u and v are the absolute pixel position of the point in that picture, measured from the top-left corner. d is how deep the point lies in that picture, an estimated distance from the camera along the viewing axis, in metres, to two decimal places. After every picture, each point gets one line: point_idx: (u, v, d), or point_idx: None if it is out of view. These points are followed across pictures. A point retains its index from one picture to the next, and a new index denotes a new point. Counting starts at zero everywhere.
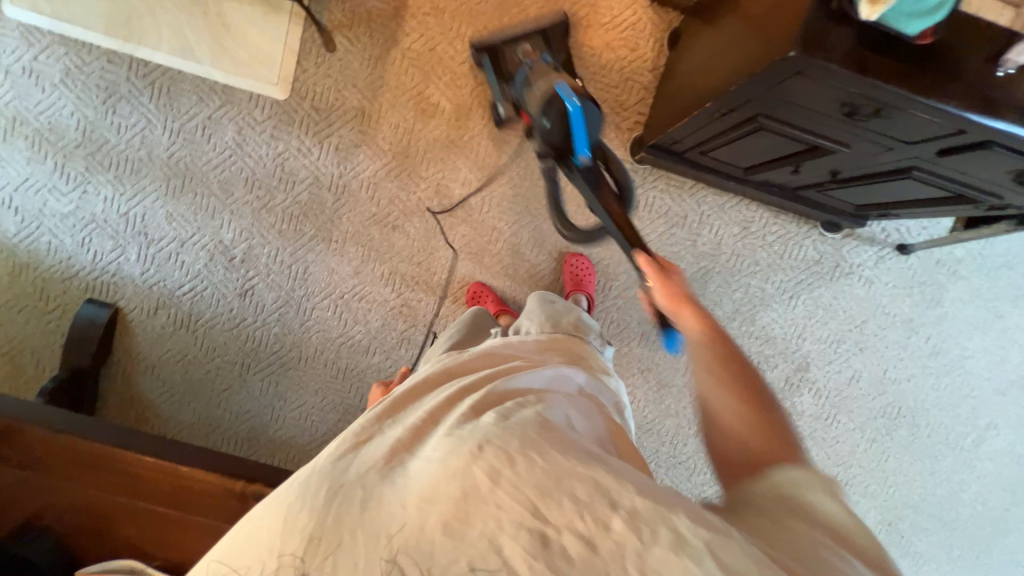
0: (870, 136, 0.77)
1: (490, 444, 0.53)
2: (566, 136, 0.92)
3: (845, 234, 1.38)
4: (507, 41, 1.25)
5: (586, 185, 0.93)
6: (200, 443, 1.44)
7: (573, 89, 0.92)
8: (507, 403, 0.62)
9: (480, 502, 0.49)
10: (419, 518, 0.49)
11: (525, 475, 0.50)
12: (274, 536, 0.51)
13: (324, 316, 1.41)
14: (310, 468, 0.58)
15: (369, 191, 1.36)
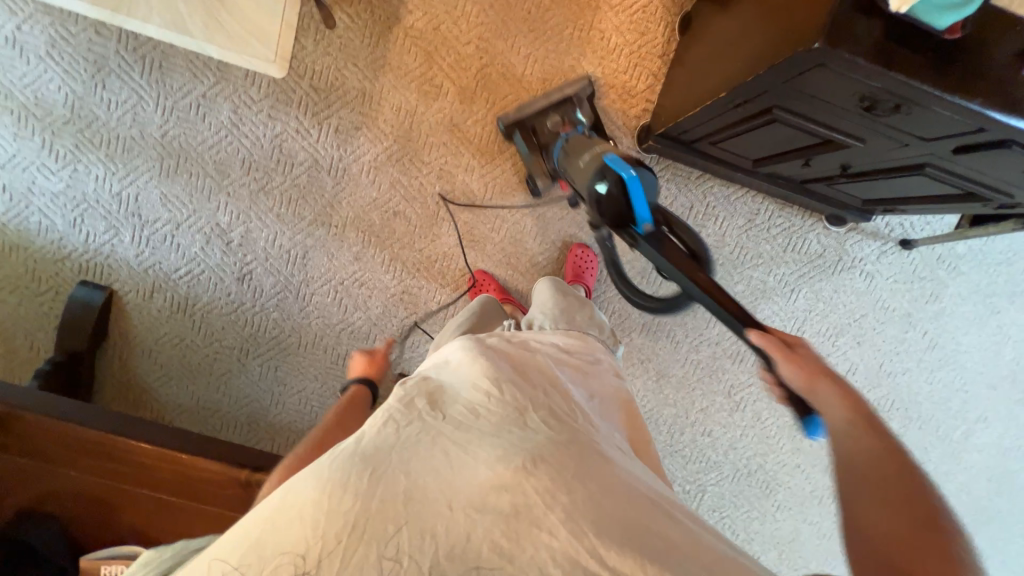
0: (886, 131, 0.76)
1: (547, 462, 0.61)
2: (625, 205, 0.84)
3: (849, 228, 1.38)
4: (535, 112, 1.28)
5: (654, 252, 0.83)
6: (199, 426, 1.44)
7: (625, 159, 0.86)
8: (548, 418, 0.70)
9: (534, 524, 0.56)
10: (469, 526, 0.55)
11: (577, 504, 0.58)
12: (318, 512, 0.54)
13: (323, 302, 1.39)
14: (353, 446, 0.62)
15: (370, 176, 1.33)
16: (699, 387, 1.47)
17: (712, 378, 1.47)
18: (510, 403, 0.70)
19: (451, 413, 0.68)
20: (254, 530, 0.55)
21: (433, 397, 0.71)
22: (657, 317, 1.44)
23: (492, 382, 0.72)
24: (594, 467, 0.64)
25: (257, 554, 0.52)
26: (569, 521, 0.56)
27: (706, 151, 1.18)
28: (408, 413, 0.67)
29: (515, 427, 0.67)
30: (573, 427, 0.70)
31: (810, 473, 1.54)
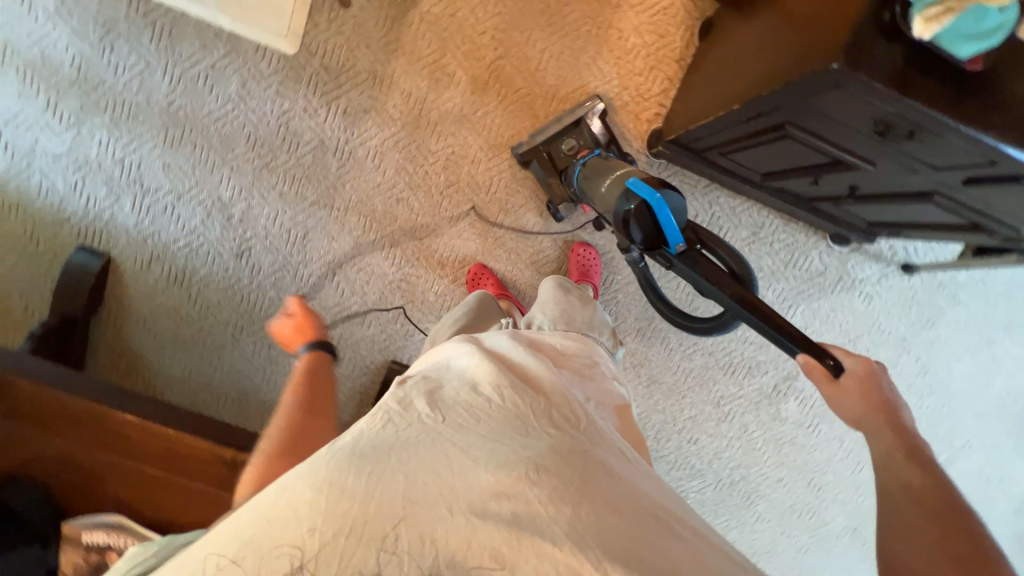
0: (897, 157, 0.75)
1: (548, 472, 0.62)
2: (655, 228, 0.84)
3: (852, 248, 1.37)
4: (549, 135, 1.28)
5: (690, 272, 0.80)
6: (190, 399, 1.45)
7: (649, 181, 0.85)
8: (551, 423, 0.70)
9: (535, 533, 0.57)
10: (470, 531, 0.56)
11: (579, 517, 0.59)
12: (316, 510, 0.54)
13: (321, 284, 1.39)
14: (352, 445, 0.62)
15: (376, 161, 1.32)
16: (689, 396, 1.48)
17: (702, 388, 1.48)
18: (511, 408, 0.70)
19: (451, 414, 0.68)
20: (247, 524, 0.55)
21: (433, 396, 0.70)
22: (652, 323, 1.44)
23: (494, 385, 0.72)
24: (597, 479, 0.64)
25: (253, 550, 0.52)
26: (570, 535, 0.57)
27: (714, 163, 1.17)
28: (407, 413, 0.67)
29: (517, 433, 0.67)
30: (576, 435, 0.70)
31: (792, 488, 1.55)
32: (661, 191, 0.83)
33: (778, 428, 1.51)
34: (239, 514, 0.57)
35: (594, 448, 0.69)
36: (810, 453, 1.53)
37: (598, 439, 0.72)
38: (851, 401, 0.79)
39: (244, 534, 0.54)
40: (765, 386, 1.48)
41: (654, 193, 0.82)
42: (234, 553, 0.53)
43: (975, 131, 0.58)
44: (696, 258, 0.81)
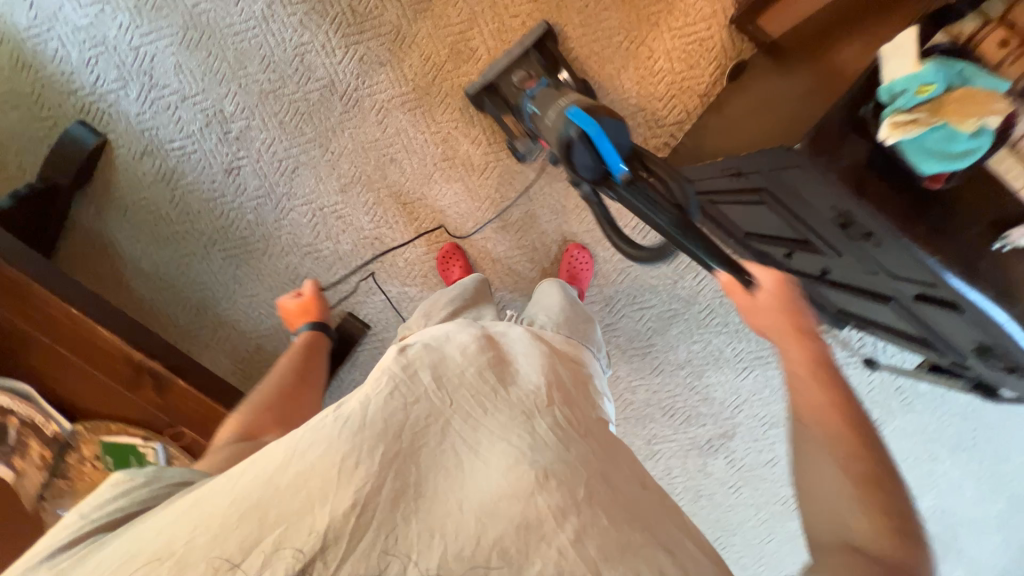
0: (859, 252, 0.72)
1: (557, 477, 0.61)
2: (597, 159, 0.74)
3: (821, 328, 1.34)
4: (501, 70, 1.21)
5: (638, 202, 0.72)
6: (149, 295, 1.48)
7: (586, 111, 0.76)
8: (559, 422, 0.69)
9: (543, 541, 0.56)
10: (478, 528, 0.56)
11: (588, 525, 0.57)
12: (327, 491, 0.55)
13: (299, 221, 1.41)
14: (360, 419, 0.62)
15: (379, 115, 1.32)
16: (623, 426, 1.49)
17: (638, 423, 1.49)
18: (515, 402, 0.70)
19: (460, 400, 0.68)
20: (251, 494, 0.55)
21: (439, 372, 0.70)
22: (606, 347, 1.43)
23: (498, 377, 0.72)
24: (599, 488, 0.62)
25: (259, 521, 0.53)
26: (577, 548, 0.56)
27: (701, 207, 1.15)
28: (415, 388, 0.67)
29: (523, 429, 0.66)
30: (581, 440, 0.68)
31: None
32: (598, 119, 0.74)
33: (701, 479, 1.53)
34: (248, 471, 0.57)
35: (603, 458, 0.68)
36: (724, 512, 1.54)
37: (604, 451, 0.69)
38: (769, 307, 0.72)
39: (252, 498, 0.54)
40: (698, 437, 1.48)
41: (592, 120, 0.73)
42: (236, 524, 0.52)
43: (917, 251, 0.56)
44: (642, 189, 0.72)
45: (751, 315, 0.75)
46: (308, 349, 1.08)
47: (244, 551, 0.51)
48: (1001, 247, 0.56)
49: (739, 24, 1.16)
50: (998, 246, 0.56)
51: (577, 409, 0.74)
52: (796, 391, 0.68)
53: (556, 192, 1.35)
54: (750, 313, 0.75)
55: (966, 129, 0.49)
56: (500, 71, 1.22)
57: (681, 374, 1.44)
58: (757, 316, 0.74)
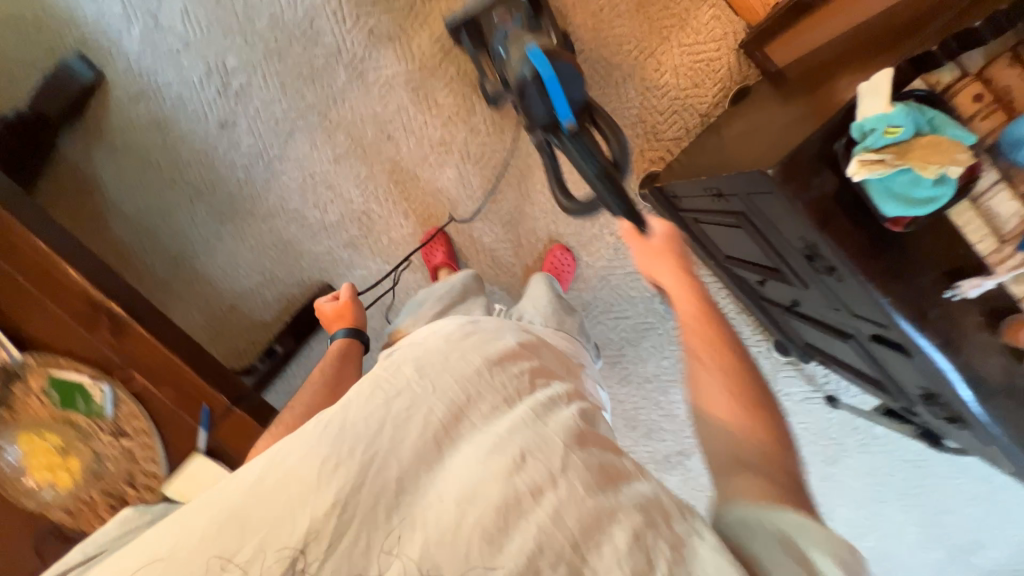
0: (823, 285, 0.74)
1: (535, 455, 0.57)
2: (548, 106, 0.87)
3: (789, 360, 1.36)
4: (483, 6, 1.10)
5: (577, 151, 0.88)
6: (128, 240, 1.46)
7: (545, 53, 0.86)
8: (539, 400, 0.65)
9: (522, 517, 0.53)
10: (458, 514, 0.52)
11: (568, 500, 0.54)
12: (306, 495, 0.52)
13: (288, 185, 1.40)
14: (341, 419, 0.58)
15: (382, 90, 1.32)
16: None
17: None
18: (498, 383, 0.65)
19: (440, 385, 0.62)
20: (233, 502, 0.52)
21: (421, 360, 0.65)
22: None
23: (483, 358, 0.67)
24: (577, 460, 0.58)
25: (241, 528, 0.51)
26: (554, 523, 0.53)
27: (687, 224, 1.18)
28: (395, 379, 0.62)
29: (502, 413, 0.62)
30: (561, 415, 0.64)
31: None
32: (552, 65, 0.85)
33: None
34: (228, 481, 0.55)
35: (588, 435, 0.63)
36: None
37: (591, 434, 0.63)
38: (654, 249, 0.78)
39: (229, 508, 0.52)
40: (657, 451, 1.50)
41: (546, 65, 0.83)
42: (220, 531, 0.51)
43: (871, 289, 0.57)
44: (580, 138, 0.88)
45: (640, 256, 0.80)
46: (339, 357, 0.96)
47: (232, 554, 0.50)
48: (951, 297, 0.57)
49: (747, 49, 1.17)
50: (948, 295, 0.57)
51: (563, 396, 0.68)
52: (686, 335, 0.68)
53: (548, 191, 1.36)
54: (642, 254, 0.80)
55: (928, 176, 0.50)
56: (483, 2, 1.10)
57: (648, 387, 1.46)
58: (646, 259, 0.79)
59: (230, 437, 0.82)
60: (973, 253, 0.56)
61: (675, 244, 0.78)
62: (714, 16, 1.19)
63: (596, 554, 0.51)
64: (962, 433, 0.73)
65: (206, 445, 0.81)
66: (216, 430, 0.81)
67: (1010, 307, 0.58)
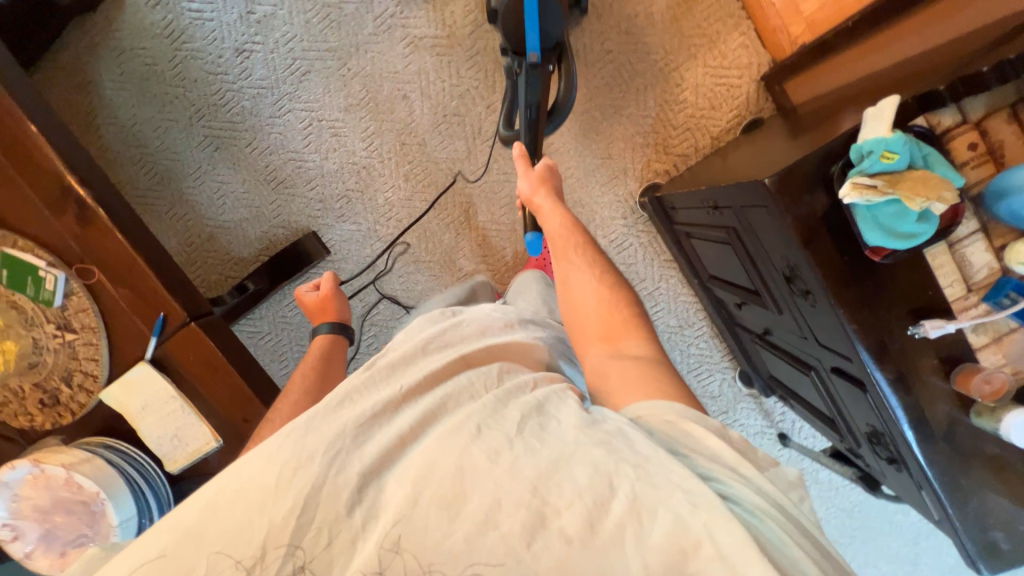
0: (797, 312, 0.76)
1: (493, 428, 0.53)
2: (518, 31, 0.93)
3: (751, 392, 1.39)
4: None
5: (529, 85, 0.95)
6: (116, 147, 1.41)
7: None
8: (504, 385, 0.59)
9: (478, 478, 0.49)
10: (413, 495, 0.49)
11: (525, 460, 0.50)
12: (265, 500, 0.49)
13: (293, 124, 1.37)
14: (306, 421, 0.54)
15: (407, 49, 1.31)
16: None
17: None
18: (466, 376, 0.61)
19: (411, 386, 0.59)
20: (187, 517, 0.49)
21: (395, 367, 0.63)
22: None
23: (459, 357, 0.65)
24: (533, 423, 0.54)
25: (198, 543, 0.48)
26: (512, 476, 0.49)
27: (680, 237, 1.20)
28: (365, 383, 0.60)
29: (467, 393, 0.59)
30: (527, 393, 0.59)
31: None
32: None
33: None
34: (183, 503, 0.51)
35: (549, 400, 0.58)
36: None
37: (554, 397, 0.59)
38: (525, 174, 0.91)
39: (184, 525, 0.49)
40: None
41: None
42: (176, 550, 0.48)
43: (842, 311, 0.59)
44: (535, 73, 0.94)
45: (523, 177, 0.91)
46: (321, 357, 0.89)
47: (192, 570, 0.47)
48: (915, 334, 0.59)
49: (768, 83, 1.20)
50: (913, 331, 0.59)
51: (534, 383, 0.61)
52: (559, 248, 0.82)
53: None
54: (524, 176, 0.91)
55: (914, 209, 0.52)
56: None
57: None
58: (529, 178, 0.91)
59: (179, 350, 0.79)
60: (942, 297, 0.58)
61: (549, 175, 0.92)
62: (742, 44, 1.21)
63: (556, 492, 0.48)
64: (900, 476, 0.75)
65: (154, 354, 0.78)
66: (167, 341, 0.78)
67: (968, 355, 0.59)
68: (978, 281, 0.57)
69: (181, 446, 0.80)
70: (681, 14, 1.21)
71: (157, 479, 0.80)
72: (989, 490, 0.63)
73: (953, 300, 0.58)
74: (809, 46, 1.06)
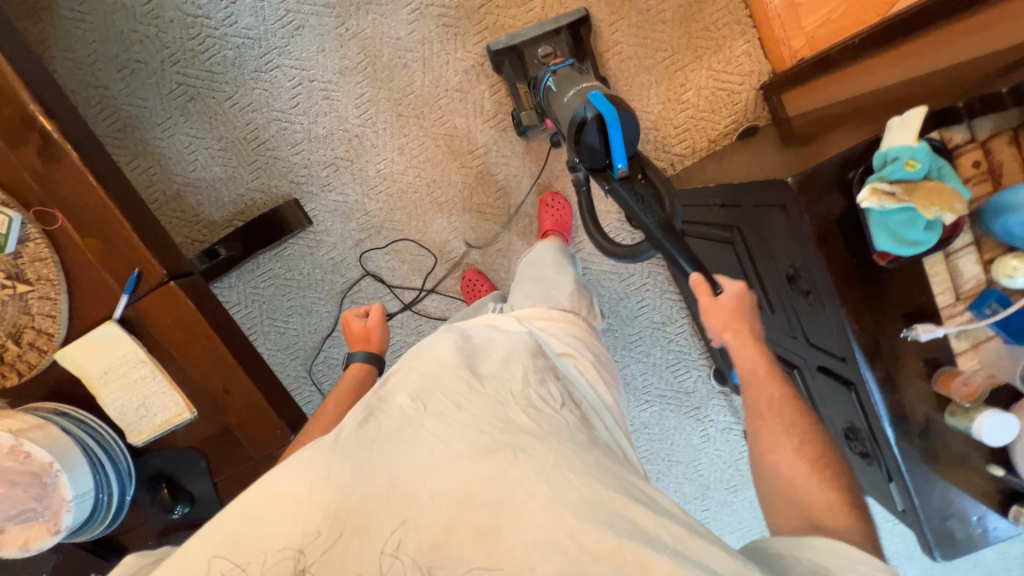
0: (790, 312, 0.80)
1: (525, 454, 0.61)
2: (603, 147, 0.82)
3: (723, 391, 1.45)
4: (530, 38, 1.20)
5: (631, 198, 0.82)
6: (73, 86, 1.27)
7: (608, 100, 0.83)
8: (535, 399, 0.71)
9: (513, 511, 0.57)
10: (450, 519, 0.57)
11: (558, 493, 0.58)
12: (297, 509, 0.60)
13: (280, 83, 1.28)
14: (332, 439, 0.65)
15: (412, 15, 1.25)
16: None
17: None
18: (491, 400, 0.69)
19: (432, 403, 0.68)
20: (228, 526, 0.60)
21: (413, 387, 0.71)
22: None
23: (472, 373, 0.72)
24: (569, 455, 0.62)
25: (232, 546, 0.59)
26: (548, 513, 0.56)
27: None
28: (388, 406, 0.69)
29: (493, 416, 0.66)
30: (553, 416, 0.69)
31: None
32: (616, 108, 0.81)
33: None
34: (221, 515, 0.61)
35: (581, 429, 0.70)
36: None
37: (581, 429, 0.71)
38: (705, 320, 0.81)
39: (221, 533, 0.59)
40: None
41: (610, 107, 0.80)
42: (221, 543, 0.59)
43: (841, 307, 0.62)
44: (632, 186, 0.82)
45: (710, 316, 0.78)
46: (354, 390, 0.86)
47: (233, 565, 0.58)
48: (906, 336, 0.63)
49: (766, 92, 1.24)
50: (905, 333, 0.63)
51: (562, 398, 0.74)
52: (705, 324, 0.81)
53: (550, 171, 1.36)
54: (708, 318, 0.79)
55: (926, 217, 0.55)
56: (529, 38, 1.20)
57: None
58: (719, 318, 0.78)
59: (153, 312, 0.71)
60: (934, 302, 0.62)
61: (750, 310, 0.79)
62: (746, 52, 1.24)
63: (585, 534, 0.55)
64: (869, 469, 0.81)
65: (123, 313, 0.71)
66: (140, 300, 0.71)
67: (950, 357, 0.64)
68: (966, 290, 0.62)
69: (148, 416, 0.74)
70: (692, 14, 1.22)
71: (119, 453, 0.74)
72: (953, 485, 0.69)
73: (942, 306, 0.62)
74: (808, 63, 1.11)
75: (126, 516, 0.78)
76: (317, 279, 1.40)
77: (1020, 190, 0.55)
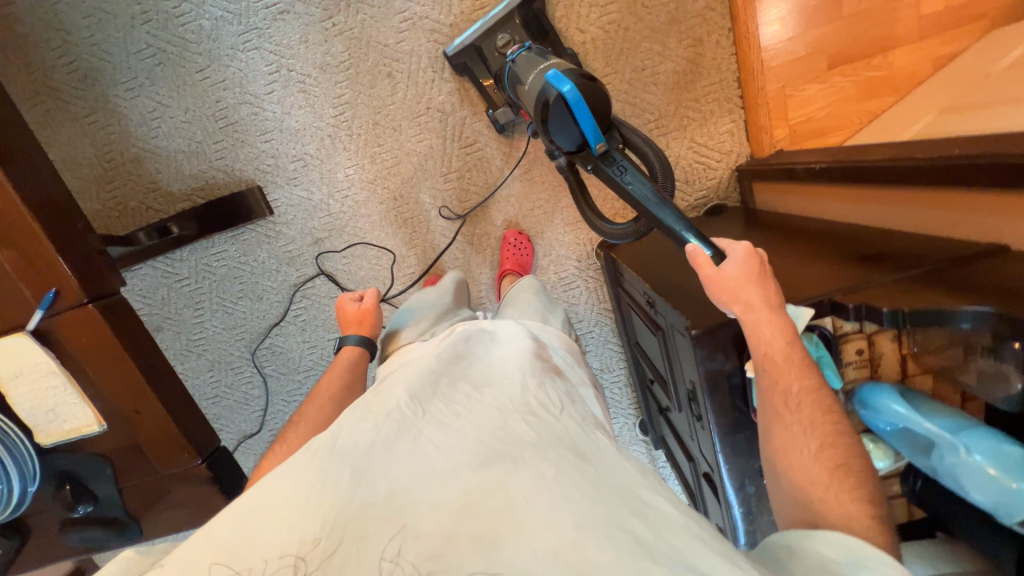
0: (689, 417, 0.91)
1: (526, 464, 0.59)
2: (574, 130, 0.80)
3: (644, 439, 1.54)
4: (482, 33, 1.12)
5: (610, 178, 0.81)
6: (33, 23, 1.18)
7: (565, 74, 0.79)
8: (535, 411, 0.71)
9: (513, 521, 0.53)
10: (450, 528, 0.52)
11: (560, 505, 0.54)
12: (295, 516, 0.55)
13: (256, 64, 1.22)
14: (329, 443, 0.62)
15: (404, 23, 1.20)
16: None
17: None
18: (486, 410, 0.69)
19: (431, 411, 0.68)
20: (225, 530, 0.54)
21: (413, 388, 0.71)
22: None
23: (471, 386, 0.74)
24: (569, 467, 0.59)
25: (234, 555, 0.52)
26: (550, 526, 0.52)
27: (621, 299, 1.29)
28: (384, 403, 0.69)
29: (495, 425, 0.66)
30: (554, 427, 0.68)
31: None
32: (576, 84, 0.77)
33: None
34: (223, 515, 0.56)
35: (581, 436, 0.68)
36: None
37: (582, 434, 0.69)
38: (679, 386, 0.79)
39: (223, 539, 0.53)
40: None
41: (568, 86, 0.76)
42: (231, 542, 0.53)
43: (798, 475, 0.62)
44: (614, 159, 0.81)
45: (717, 290, 0.72)
46: (348, 373, 0.92)
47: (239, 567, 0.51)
48: None
49: (739, 176, 1.26)
50: (767, 482, 0.81)
51: (560, 408, 0.73)
52: (682, 356, 0.83)
53: (519, 208, 1.35)
54: None
55: None
56: (484, 32, 1.12)
57: None
58: (724, 290, 0.71)
59: (70, 329, 0.71)
60: None
61: (762, 268, 0.72)
62: (729, 130, 1.24)
63: (595, 552, 0.50)
64: None
65: (37, 326, 0.71)
66: (56, 316, 0.71)
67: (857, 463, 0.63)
68: None
69: (56, 421, 0.75)
70: (684, 82, 1.21)
71: (20, 448, 0.77)
72: None
73: None
74: (774, 167, 1.10)
75: (28, 506, 0.80)
76: (270, 269, 1.39)
77: (871, 393, 0.79)
